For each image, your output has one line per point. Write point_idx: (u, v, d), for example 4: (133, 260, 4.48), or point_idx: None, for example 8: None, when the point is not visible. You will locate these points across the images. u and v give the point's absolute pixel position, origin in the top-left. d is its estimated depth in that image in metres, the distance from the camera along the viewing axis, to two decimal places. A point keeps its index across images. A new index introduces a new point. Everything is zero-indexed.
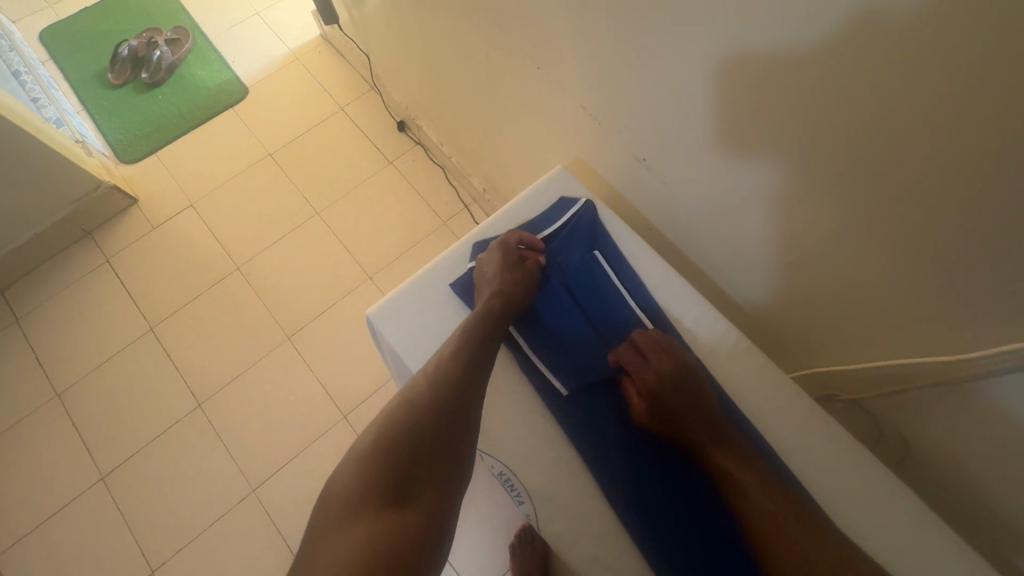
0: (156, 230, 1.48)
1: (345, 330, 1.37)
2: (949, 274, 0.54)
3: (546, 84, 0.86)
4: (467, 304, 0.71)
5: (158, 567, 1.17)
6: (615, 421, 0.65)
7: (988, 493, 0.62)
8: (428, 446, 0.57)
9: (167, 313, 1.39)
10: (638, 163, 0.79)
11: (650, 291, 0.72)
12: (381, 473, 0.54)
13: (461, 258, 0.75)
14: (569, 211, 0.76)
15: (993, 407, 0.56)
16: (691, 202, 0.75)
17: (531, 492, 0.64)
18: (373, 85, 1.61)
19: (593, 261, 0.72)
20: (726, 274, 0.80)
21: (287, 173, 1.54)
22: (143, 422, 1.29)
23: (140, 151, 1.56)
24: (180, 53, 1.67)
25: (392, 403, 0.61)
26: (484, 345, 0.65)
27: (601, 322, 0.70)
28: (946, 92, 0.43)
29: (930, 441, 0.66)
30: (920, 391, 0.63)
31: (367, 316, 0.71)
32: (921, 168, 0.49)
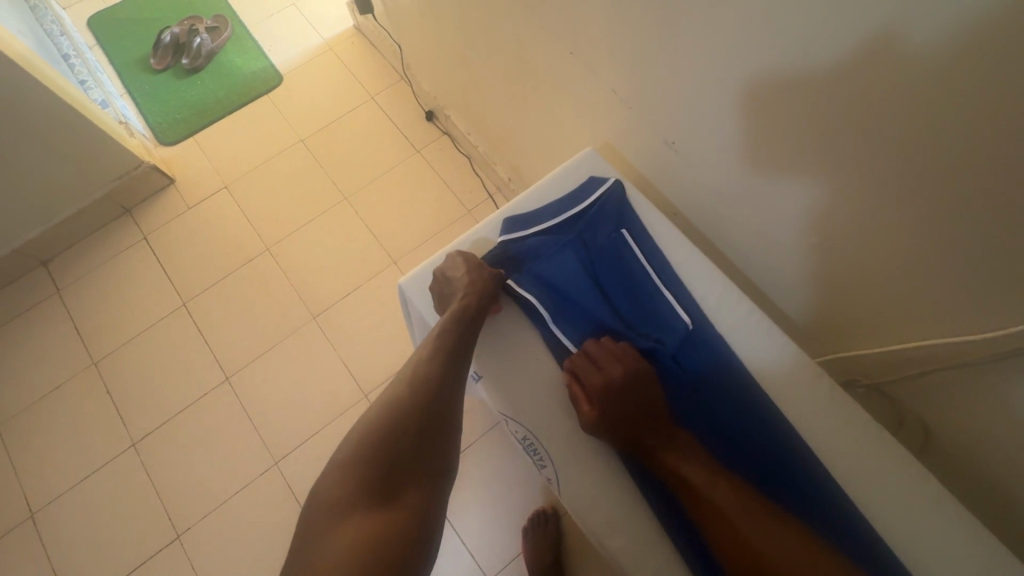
0: (191, 210, 1.53)
1: (369, 311, 1.40)
2: (976, 261, 0.53)
3: (576, 69, 0.88)
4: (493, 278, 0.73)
5: (184, 531, 1.22)
6: None
7: (1008, 481, 0.62)
8: (410, 444, 0.61)
9: (199, 289, 1.44)
10: (666, 147, 0.80)
11: (677, 273, 0.73)
12: (363, 472, 0.59)
13: (492, 235, 0.78)
14: (598, 191, 0.76)
15: (1018, 396, 0.56)
16: (718, 186, 0.76)
17: (548, 461, 0.66)
18: (403, 74, 1.65)
19: (620, 240, 0.74)
20: (754, 264, 0.80)
21: (318, 158, 1.58)
22: (174, 392, 1.34)
23: (179, 135, 1.62)
24: (219, 40, 1.73)
25: (372, 407, 0.64)
26: (461, 344, 0.67)
27: (629, 300, 0.72)
28: (979, 76, 0.43)
29: (952, 427, 0.66)
30: (942, 376, 0.63)
31: (399, 285, 0.75)
32: (952, 154, 0.49)
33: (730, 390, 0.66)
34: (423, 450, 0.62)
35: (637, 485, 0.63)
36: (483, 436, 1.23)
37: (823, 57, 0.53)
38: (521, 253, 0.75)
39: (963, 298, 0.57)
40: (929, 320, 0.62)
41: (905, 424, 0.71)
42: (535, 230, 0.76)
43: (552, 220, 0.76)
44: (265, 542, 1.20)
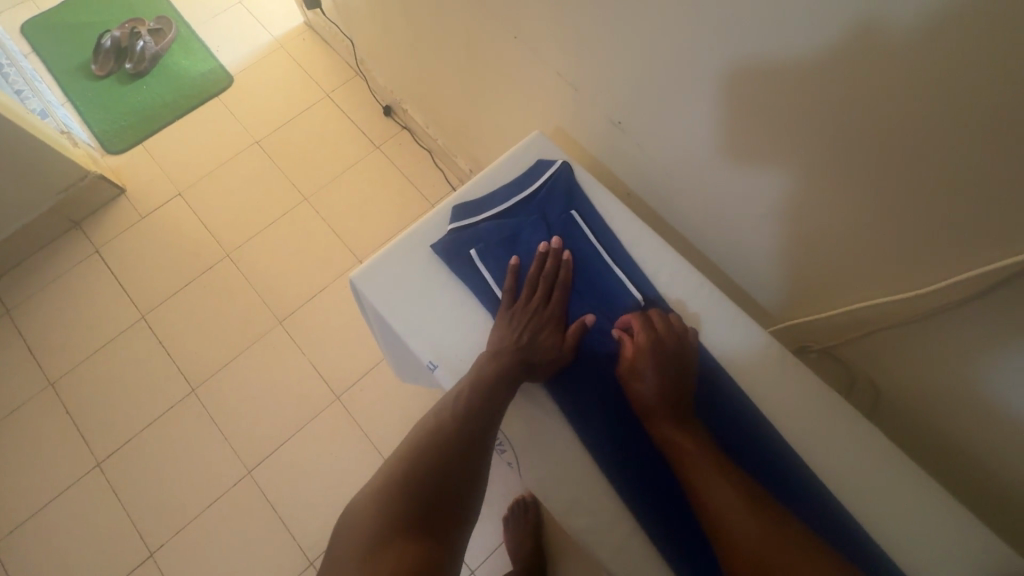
0: (144, 220, 1.48)
1: (337, 312, 1.38)
2: (919, 219, 0.55)
3: (524, 54, 0.87)
4: (448, 262, 0.70)
5: (157, 548, 1.19)
6: (586, 377, 0.67)
7: (952, 432, 0.65)
8: (442, 472, 0.59)
9: (158, 301, 1.40)
10: (614, 126, 0.80)
11: (627, 250, 0.73)
12: (397, 507, 0.56)
13: (441, 221, 0.74)
14: (546, 173, 0.76)
15: (957, 347, 0.59)
16: (667, 163, 0.77)
17: (515, 440, 0.66)
18: (358, 70, 1.61)
19: (570, 221, 0.73)
20: (708, 238, 0.81)
21: (275, 160, 1.54)
22: (137, 409, 1.30)
23: (126, 142, 1.56)
24: (163, 43, 1.66)
25: (411, 436, 0.64)
26: (497, 386, 0.63)
27: (581, 282, 0.71)
28: (915, 28, 0.44)
29: (898, 384, 0.68)
30: (885, 335, 0.66)
31: (350, 280, 0.70)
32: (892, 110, 0.50)
33: None
34: (454, 478, 0.59)
35: (600, 465, 0.63)
36: None
37: (760, 22, 0.53)
38: (473, 238, 0.71)
39: (908, 257, 0.58)
40: (875, 280, 0.63)
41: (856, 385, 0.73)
42: (486, 216, 0.73)
43: (502, 204, 0.74)
44: (243, 550, 1.19)
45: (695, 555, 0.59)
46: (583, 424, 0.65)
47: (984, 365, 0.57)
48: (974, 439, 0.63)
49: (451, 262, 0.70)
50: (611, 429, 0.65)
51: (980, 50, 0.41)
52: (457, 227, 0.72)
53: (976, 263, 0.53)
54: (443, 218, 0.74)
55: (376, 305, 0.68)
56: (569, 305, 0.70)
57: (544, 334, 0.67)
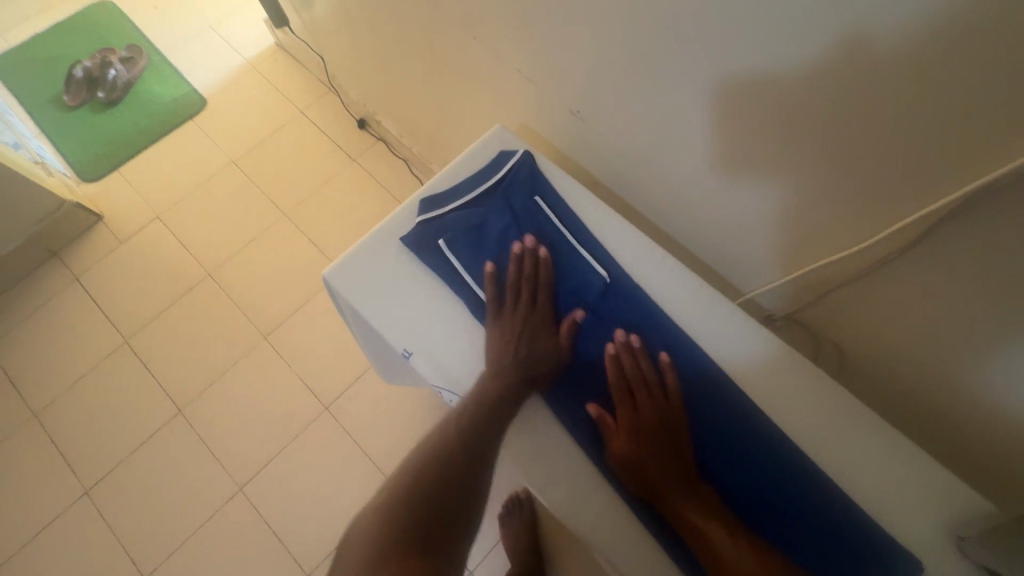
0: (123, 245, 1.48)
1: (321, 324, 1.39)
2: (856, 180, 0.57)
3: (484, 53, 0.89)
4: (417, 254, 0.72)
5: (150, 572, 1.18)
6: (555, 356, 0.68)
7: (910, 387, 0.68)
8: (450, 479, 0.57)
9: (141, 324, 1.39)
10: (573, 116, 0.83)
11: (589, 230, 0.75)
12: (400, 512, 0.52)
13: (409, 214, 0.76)
14: (508, 162, 0.78)
15: (904, 301, 0.62)
16: (625, 148, 0.79)
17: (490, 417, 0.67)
18: (330, 86, 1.64)
19: (535, 207, 0.75)
20: (671, 219, 0.83)
21: (253, 178, 1.55)
22: (124, 434, 1.29)
23: (102, 170, 1.56)
24: (135, 70, 1.68)
25: (413, 452, 0.62)
26: (499, 401, 0.64)
27: (547, 264, 0.72)
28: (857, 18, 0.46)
29: (857, 343, 0.71)
30: (836, 295, 0.68)
31: (324, 276, 0.72)
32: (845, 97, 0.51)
33: (652, 333, 0.69)
34: (463, 487, 0.57)
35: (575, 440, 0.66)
36: None
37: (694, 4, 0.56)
38: (440, 228, 0.73)
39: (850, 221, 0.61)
40: (821, 245, 0.66)
41: (819, 347, 0.76)
42: (452, 208, 0.75)
43: (469, 194, 0.76)
44: (237, 568, 1.18)
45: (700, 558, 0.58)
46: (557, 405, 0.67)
47: (928, 315, 0.60)
48: (929, 392, 0.66)
49: (420, 253, 0.72)
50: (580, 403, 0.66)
51: (885, 14, 0.44)
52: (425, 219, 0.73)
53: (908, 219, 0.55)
54: (411, 211, 0.76)
55: (351, 297, 0.70)
56: (555, 310, 0.71)
57: (535, 341, 0.68)
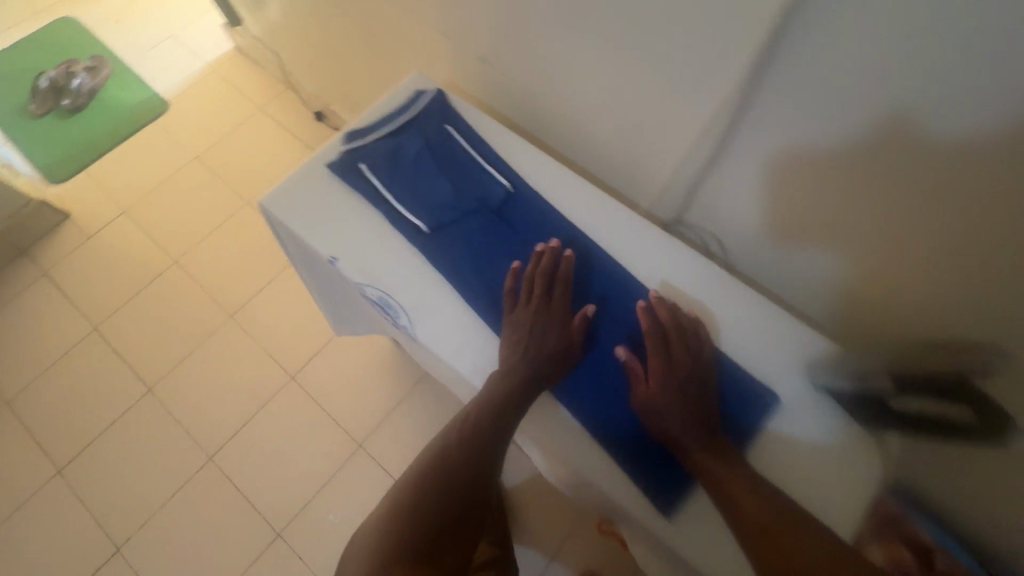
0: (90, 240, 1.54)
1: (285, 300, 1.45)
2: (699, 73, 0.66)
3: (409, 21, 0.99)
4: (342, 177, 0.72)
5: (124, 543, 1.21)
6: (467, 256, 0.67)
7: (777, 257, 0.81)
8: (462, 482, 0.57)
9: (110, 312, 1.45)
10: (481, 63, 0.92)
11: (497, 153, 0.74)
12: (410, 514, 0.55)
13: (332, 144, 0.75)
14: (421, 98, 0.77)
15: (755, 182, 0.74)
16: (529, 87, 0.88)
17: (408, 308, 0.65)
18: (287, 83, 1.73)
19: (446, 134, 0.75)
20: (581, 154, 0.93)
21: (215, 172, 1.63)
22: (94, 415, 1.33)
23: (68, 171, 1.63)
24: (99, 78, 1.76)
25: (432, 442, 0.62)
26: (515, 401, 0.60)
27: (459, 181, 0.72)
28: (903, 90, 0.53)
29: (731, 230, 0.83)
30: (707, 189, 0.80)
31: (258, 202, 0.72)
32: (888, 152, 0.59)
33: (559, 234, 0.70)
34: (473, 490, 0.57)
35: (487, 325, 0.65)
36: (413, 394, 1.35)
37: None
38: (360, 155, 0.73)
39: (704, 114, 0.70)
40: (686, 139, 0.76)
41: (706, 244, 0.88)
42: (373, 137, 0.74)
43: (387, 125, 0.75)
44: (209, 532, 1.22)
45: (665, 479, 0.59)
46: None
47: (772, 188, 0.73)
48: (793, 256, 0.78)
49: (345, 176, 0.72)
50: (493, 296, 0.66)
51: None
52: (350, 146, 0.74)
53: (739, 95, 0.65)
54: (335, 142, 0.75)
55: (282, 219, 0.70)
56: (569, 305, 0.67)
57: (558, 337, 0.63)
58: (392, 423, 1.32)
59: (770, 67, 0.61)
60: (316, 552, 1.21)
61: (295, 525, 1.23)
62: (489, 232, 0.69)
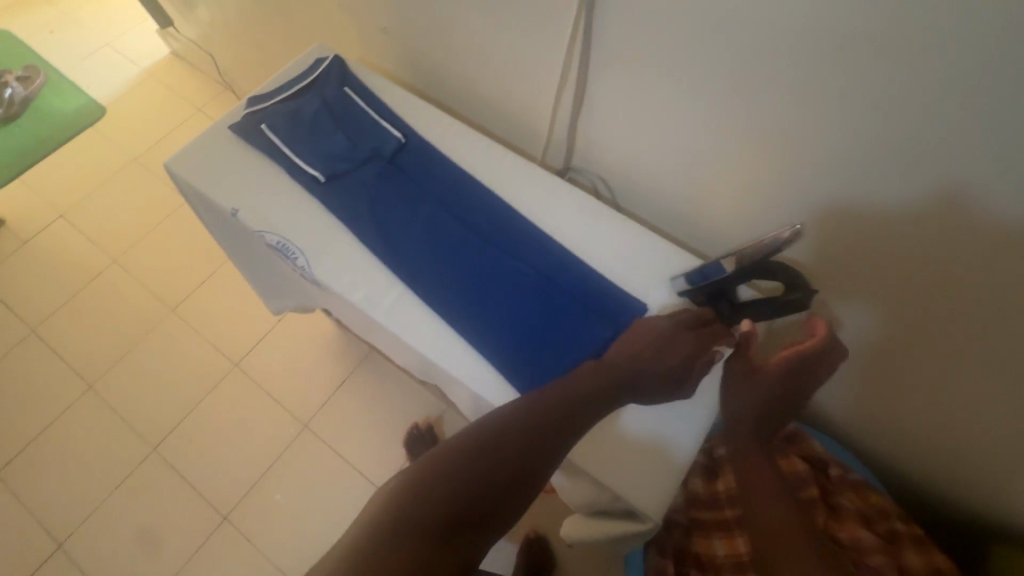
0: (25, 244, 1.53)
1: (227, 291, 1.47)
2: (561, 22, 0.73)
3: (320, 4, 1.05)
4: (245, 139, 0.76)
5: (66, 539, 1.21)
6: (362, 202, 0.73)
7: (658, 192, 0.85)
8: (518, 472, 0.54)
9: (48, 314, 1.44)
10: (386, 33, 0.98)
11: (392, 109, 0.81)
12: (456, 487, 0.52)
13: (237, 110, 0.80)
14: (321, 64, 0.82)
15: (623, 118, 0.79)
16: (429, 54, 0.94)
17: (306, 251, 0.70)
18: (225, 84, 1.76)
19: (344, 95, 0.80)
20: (485, 118, 0.99)
21: (154, 172, 1.64)
22: (33, 416, 1.32)
23: (1, 179, 1.61)
24: (33, 88, 1.75)
25: (498, 414, 0.58)
26: (602, 407, 0.59)
27: (355, 136, 0.77)
28: (956, 165, 0.54)
29: (615, 171, 0.88)
30: (587, 133, 0.85)
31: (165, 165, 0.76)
32: (925, 221, 0.60)
33: (450, 181, 0.76)
34: (525, 482, 0.54)
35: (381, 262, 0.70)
36: (356, 373, 1.38)
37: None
38: (261, 117, 0.77)
39: (567, 62, 0.76)
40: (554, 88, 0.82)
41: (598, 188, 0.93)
42: (274, 100, 0.79)
43: (288, 90, 0.80)
44: (154, 521, 1.22)
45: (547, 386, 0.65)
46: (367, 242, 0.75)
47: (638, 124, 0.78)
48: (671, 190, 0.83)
49: (247, 137, 0.76)
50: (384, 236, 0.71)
51: None
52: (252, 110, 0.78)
53: (583, 38, 0.72)
54: (239, 108, 0.80)
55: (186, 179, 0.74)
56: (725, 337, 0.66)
57: (687, 359, 0.62)
58: (337, 402, 1.35)
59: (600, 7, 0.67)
60: (264, 533, 1.22)
61: (241, 507, 1.24)
62: (384, 179, 0.75)
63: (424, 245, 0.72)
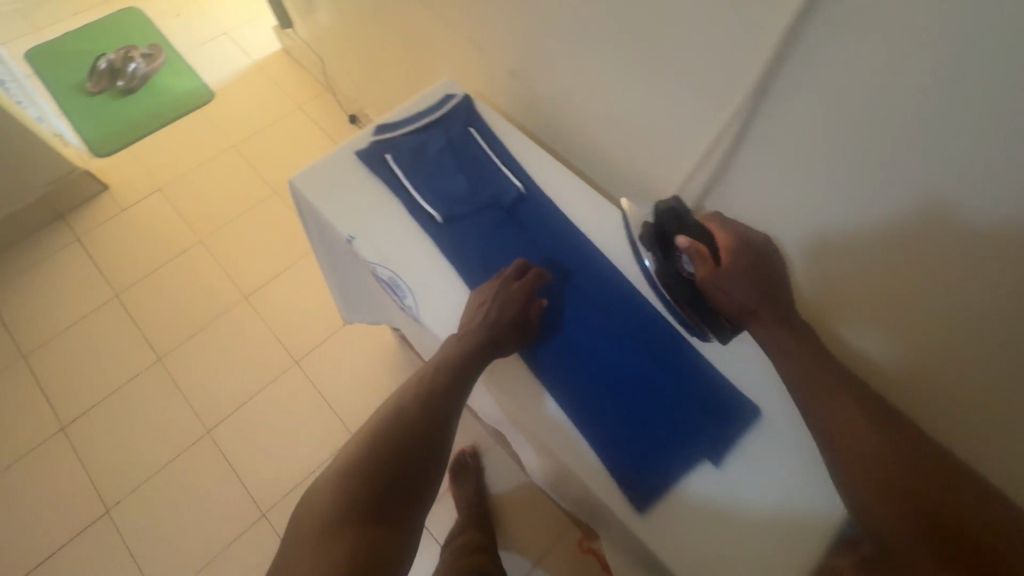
0: (123, 212, 1.61)
1: (299, 287, 1.51)
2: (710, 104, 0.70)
3: (451, 35, 1.07)
4: (369, 166, 0.77)
5: (114, 505, 1.24)
6: (477, 249, 0.73)
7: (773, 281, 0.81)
8: (405, 450, 0.59)
9: (133, 281, 1.51)
10: (510, 75, 0.98)
11: (513, 157, 0.80)
12: (356, 478, 0.56)
13: (360, 134, 0.80)
14: (450, 99, 0.83)
15: (754, 207, 0.74)
16: (551, 102, 0.94)
17: (417, 290, 0.70)
18: (328, 86, 1.83)
19: (469, 135, 0.80)
20: (596, 171, 0.98)
21: (249, 161, 1.71)
22: (103, 378, 1.38)
23: (112, 147, 1.72)
24: (154, 65, 1.87)
25: (380, 413, 0.64)
26: (467, 373, 0.65)
27: (476, 179, 0.77)
28: (952, 153, 0.52)
29: None
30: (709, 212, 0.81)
31: (289, 180, 0.77)
32: (924, 224, 0.57)
33: (567, 239, 0.75)
34: (417, 456, 0.59)
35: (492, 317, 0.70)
36: None
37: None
38: (386, 145, 0.78)
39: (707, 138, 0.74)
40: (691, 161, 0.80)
41: None
42: (399, 130, 0.80)
43: (413, 120, 0.81)
44: (197, 504, 1.25)
45: (643, 468, 0.63)
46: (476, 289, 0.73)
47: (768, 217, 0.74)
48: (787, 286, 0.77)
49: (371, 164, 0.77)
50: (499, 289, 0.71)
51: None
52: (377, 136, 0.79)
53: (735, 122, 0.69)
54: (364, 132, 0.80)
55: (305, 196, 0.76)
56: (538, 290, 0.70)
57: (513, 311, 0.67)
58: None
59: (761, 97, 0.64)
60: None
61: (281, 507, 1.25)
62: (500, 228, 0.75)
63: (536, 304, 0.71)
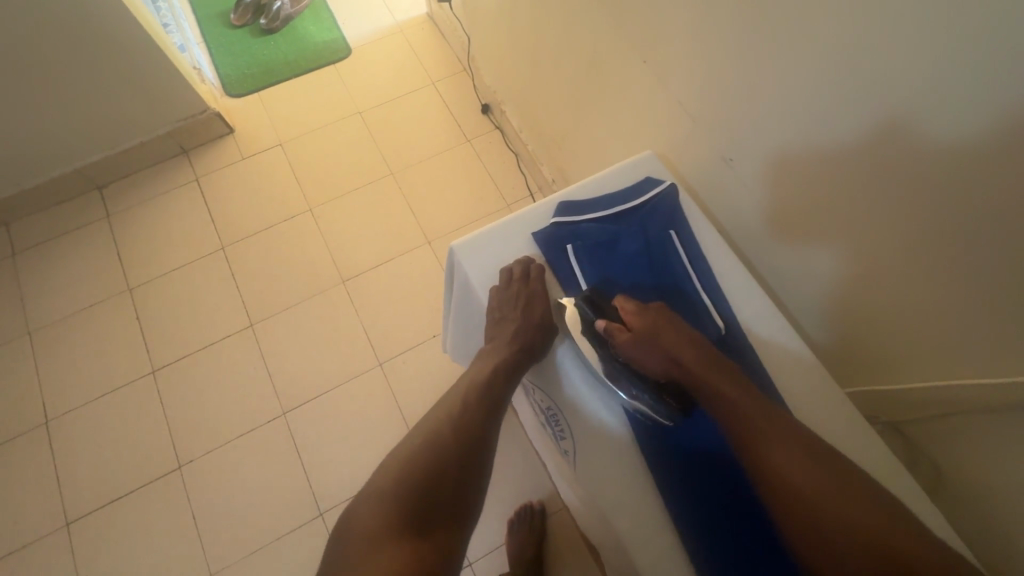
0: (244, 160, 1.59)
1: (397, 283, 1.44)
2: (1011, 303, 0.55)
3: (647, 78, 0.91)
4: (545, 254, 0.79)
5: (187, 463, 1.26)
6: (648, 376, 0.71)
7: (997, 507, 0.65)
8: (456, 461, 0.65)
9: (240, 236, 1.49)
10: (722, 163, 0.85)
11: (721, 291, 0.77)
12: (413, 482, 0.62)
13: (545, 213, 0.83)
14: (652, 192, 0.83)
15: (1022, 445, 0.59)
16: (760, 210, 0.82)
17: (570, 418, 0.71)
18: (466, 67, 1.70)
19: (667, 239, 0.79)
20: (784, 283, 0.84)
21: (372, 131, 1.63)
22: (198, 331, 1.39)
23: (244, 89, 1.68)
24: (298, 7, 1.80)
25: (432, 415, 0.71)
26: (504, 381, 0.72)
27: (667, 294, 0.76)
28: (909, 68, 0.54)
29: (963, 472, 0.67)
30: (955, 420, 0.66)
31: (450, 245, 0.80)
32: (887, 145, 0.59)
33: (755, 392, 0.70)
34: (468, 468, 0.66)
35: (648, 465, 0.67)
36: None
37: (884, 79, 0.56)
38: (571, 233, 0.79)
39: (986, 332, 0.59)
40: (946, 360, 0.65)
41: (915, 462, 0.73)
42: (588, 216, 0.81)
43: (607, 210, 0.82)
44: (261, 485, 1.24)
45: None
46: (641, 428, 0.68)
47: None
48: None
49: (547, 253, 0.79)
50: (666, 432, 0.68)
51: None
52: (559, 220, 0.80)
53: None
54: (548, 211, 0.82)
55: (468, 275, 0.78)
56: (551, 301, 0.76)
57: (532, 316, 0.73)
58: None
59: None
60: None
61: (338, 511, 1.22)
62: None
63: (704, 457, 0.66)
